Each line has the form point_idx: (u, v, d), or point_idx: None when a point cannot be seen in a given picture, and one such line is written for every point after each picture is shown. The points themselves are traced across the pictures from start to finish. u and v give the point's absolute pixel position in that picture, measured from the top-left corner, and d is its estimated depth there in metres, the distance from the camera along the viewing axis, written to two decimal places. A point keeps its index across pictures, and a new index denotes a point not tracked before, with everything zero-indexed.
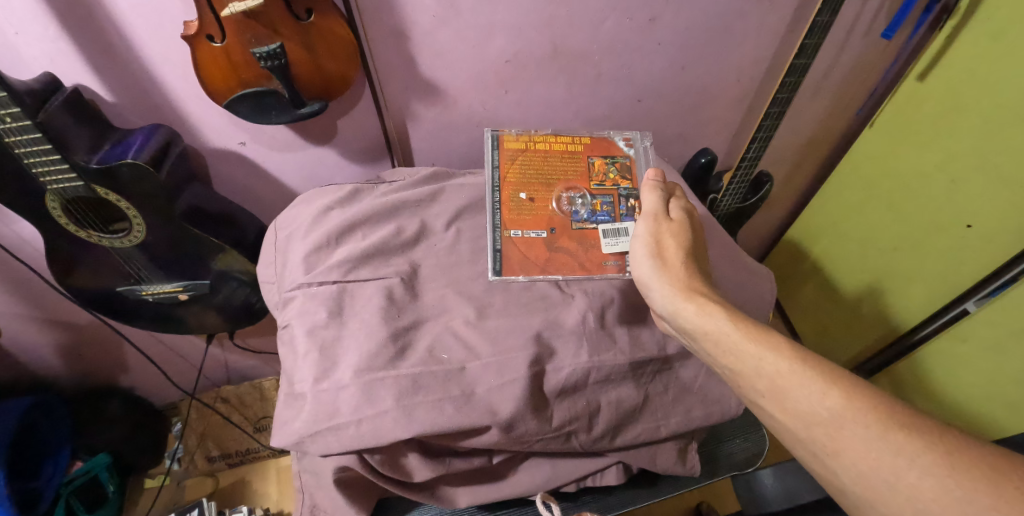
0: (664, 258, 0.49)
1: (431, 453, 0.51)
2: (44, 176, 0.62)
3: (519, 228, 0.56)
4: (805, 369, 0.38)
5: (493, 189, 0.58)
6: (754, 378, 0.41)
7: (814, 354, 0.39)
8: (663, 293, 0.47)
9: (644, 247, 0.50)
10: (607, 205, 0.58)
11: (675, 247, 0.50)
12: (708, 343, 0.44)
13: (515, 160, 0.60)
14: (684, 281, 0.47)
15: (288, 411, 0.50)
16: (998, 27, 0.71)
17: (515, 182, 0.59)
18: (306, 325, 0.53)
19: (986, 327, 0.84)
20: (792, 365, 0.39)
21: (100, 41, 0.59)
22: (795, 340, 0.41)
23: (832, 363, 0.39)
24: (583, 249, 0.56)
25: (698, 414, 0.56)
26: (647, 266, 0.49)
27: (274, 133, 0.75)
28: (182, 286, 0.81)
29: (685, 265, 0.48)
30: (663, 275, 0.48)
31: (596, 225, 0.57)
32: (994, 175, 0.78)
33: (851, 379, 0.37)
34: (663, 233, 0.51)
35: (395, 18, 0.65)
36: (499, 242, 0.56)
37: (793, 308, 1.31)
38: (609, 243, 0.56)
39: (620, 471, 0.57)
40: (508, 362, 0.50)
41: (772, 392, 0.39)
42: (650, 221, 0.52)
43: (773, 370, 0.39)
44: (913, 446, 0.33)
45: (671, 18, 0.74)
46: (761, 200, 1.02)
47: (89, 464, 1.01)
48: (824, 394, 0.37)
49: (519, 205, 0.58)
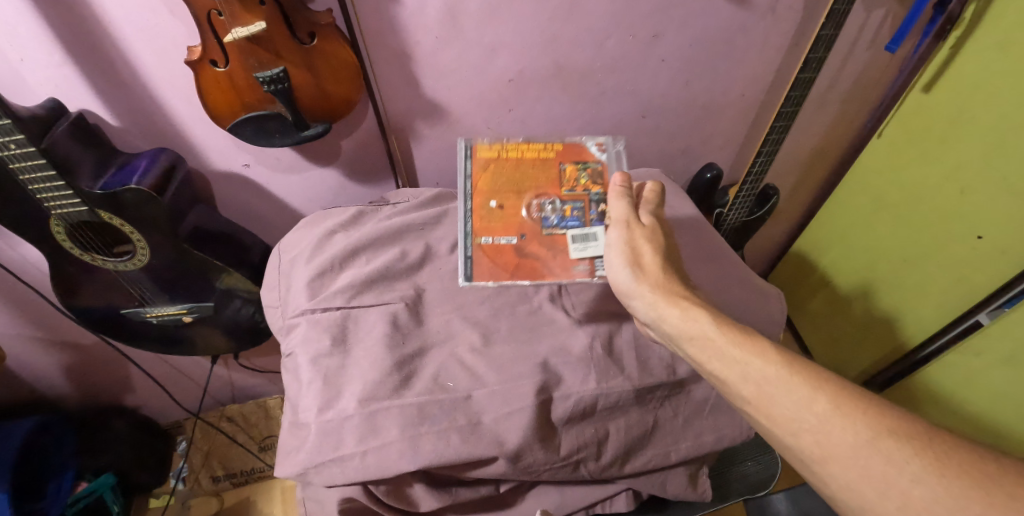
0: (642, 265, 0.48)
1: (436, 482, 0.50)
2: (48, 201, 0.62)
3: (489, 235, 0.56)
4: (793, 375, 0.38)
5: (464, 197, 0.58)
6: (740, 385, 0.40)
7: (800, 358, 0.39)
8: (646, 302, 0.46)
9: (620, 255, 0.49)
10: (574, 211, 0.57)
11: (652, 252, 0.48)
12: (695, 349, 0.43)
13: (487, 168, 0.60)
14: (665, 287, 0.46)
15: (293, 440, 0.49)
16: (1006, 36, 0.70)
17: (486, 190, 0.58)
18: (310, 354, 0.52)
19: (1000, 341, 0.82)
20: (778, 371, 0.38)
21: (106, 67, 0.59)
22: (781, 345, 0.40)
23: (822, 368, 0.38)
24: (552, 255, 0.55)
25: (710, 438, 0.54)
26: (626, 275, 0.48)
27: (278, 155, 0.75)
28: (186, 308, 0.80)
29: (664, 271, 0.47)
30: (644, 284, 0.47)
31: (565, 230, 0.56)
32: (1003, 186, 0.76)
33: (841, 385, 0.37)
34: (637, 240, 0.49)
35: (398, 39, 0.65)
36: (468, 248, 0.55)
37: (803, 320, 1.29)
38: (579, 247, 0.55)
39: (629, 497, 0.55)
40: (516, 391, 0.49)
41: (759, 400, 0.38)
42: (622, 228, 0.50)
43: (759, 376, 0.39)
44: (902, 453, 0.33)
45: (675, 34, 0.74)
46: (768, 213, 1.00)
47: (94, 484, 1.00)
48: (811, 401, 0.36)
49: (490, 212, 0.57)
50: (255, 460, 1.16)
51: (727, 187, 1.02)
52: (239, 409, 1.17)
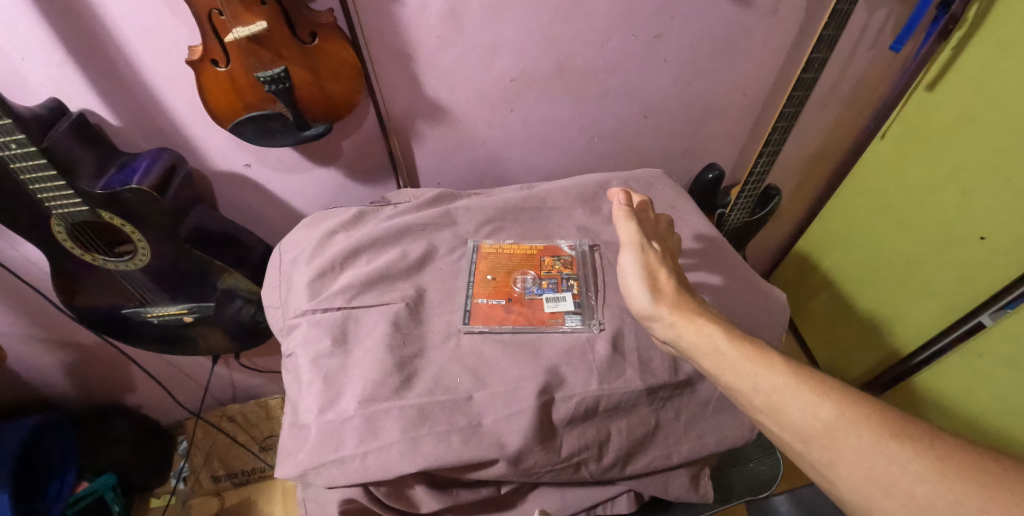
0: (659, 289, 0.49)
1: (437, 484, 0.49)
2: (49, 201, 0.62)
3: (485, 296, 0.59)
4: (800, 384, 0.39)
5: (470, 262, 0.63)
6: (752, 395, 0.41)
7: (805, 367, 0.41)
8: (664, 323, 0.47)
9: (638, 280, 0.49)
10: (550, 281, 0.62)
11: (667, 276, 0.50)
12: (711, 365, 0.44)
13: (490, 250, 0.65)
14: (682, 307, 0.47)
15: (293, 441, 0.49)
16: (1008, 37, 0.70)
17: (485, 264, 0.63)
18: (310, 355, 0.52)
19: (1002, 342, 0.81)
20: (786, 380, 0.40)
21: (108, 67, 0.59)
22: (788, 355, 0.42)
23: (826, 375, 0.40)
24: (530, 310, 0.59)
25: (711, 440, 0.54)
26: (645, 298, 0.49)
27: (280, 156, 0.75)
28: (187, 308, 0.80)
29: (680, 292, 0.49)
30: (662, 305, 0.48)
31: (541, 296, 0.60)
32: (1006, 187, 0.76)
33: (844, 390, 0.38)
34: (652, 263, 0.51)
35: (400, 39, 0.66)
36: (467, 303, 0.58)
37: (805, 322, 1.28)
38: (551, 304, 0.59)
39: (631, 499, 0.55)
40: (517, 392, 0.49)
41: (768, 408, 0.40)
42: (637, 253, 0.51)
43: (769, 386, 0.40)
44: (904, 453, 0.34)
45: (676, 34, 0.75)
46: (770, 214, 1.00)
47: (94, 484, 1.00)
48: (817, 407, 0.38)
49: (486, 280, 0.61)
50: (256, 460, 1.16)
51: (729, 188, 1.01)
52: (240, 409, 1.17)
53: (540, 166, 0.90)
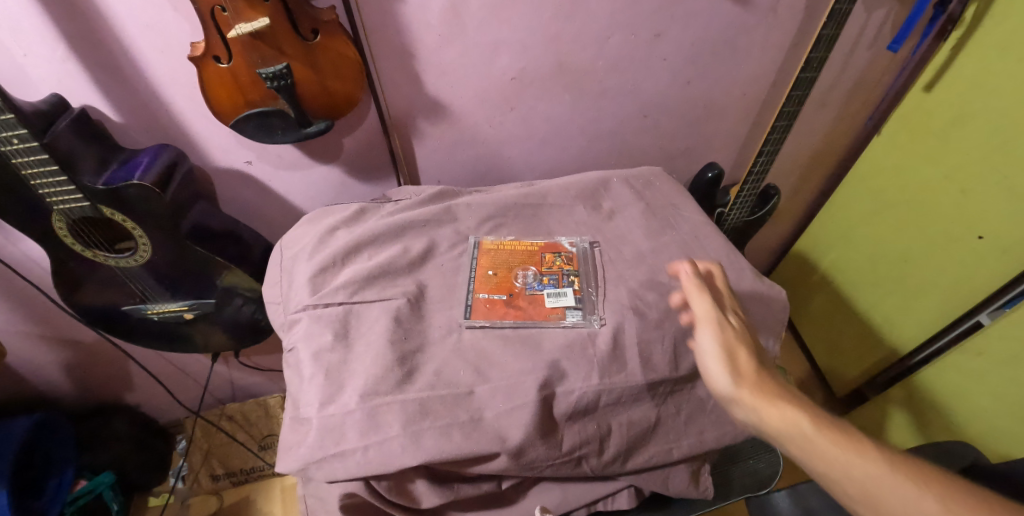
0: (740, 372, 0.44)
1: (438, 479, 0.50)
2: (49, 196, 0.61)
3: (486, 291, 0.60)
4: (901, 475, 0.36)
5: (471, 258, 0.63)
6: (849, 488, 0.37)
7: (907, 458, 0.37)
8: (749, 411, 0.42)
9: (718, 362, 0.44)
10: (551, 277, 0.62)
11: (750, 358, 0.45)
12: (805, 460, 0.39)
13: (493, 249, 0.65)
14: (769, 393, 0.42)
15: (295, 435, 0.49)
16: (1005, 38, 0.71)
17: (487, 261, 0.63)
18: (312, 349, 0.52)
19: (1000, 340, 0.81)
20: (887, 472, 0.36)
21: (110, 63, 0.60)
22: (887, 445, 0.38)
23: (931, 467, 0.36)
24: (530, 306, 0.59)
25: (711, 436, 0.54)
26: (726, 383, 0.43)
27: (281, 153, 0.76)
28: (187, 305, 0.79)
29: (764, 376, 0.44)
30: (746, 392, 0.42)
31: (542, 291, 0.60)
32: (1004, 186, 0.76)
33: (952, 484, 0.35)
34: (732, 342, 0.46)
35: (402, 36, 0.66)
36: (468, 299, 0.58)
37: (805, 322, 1.28)
38: (552, 299, 0.59)
39: (631, 495, 0.55)
40: (518, 386, 0.49)
41: (869, 503, 0.36)
42: (714, 330, 0.46)
43: (867, 479, 0.36)
44: None
45: (676, 33, 0.75)
46: (769, 213, 1.00)
47: (91, 483, 0.99)
48: (923, 503, 0.34)
49: (488, 276, 0.62)
50: (254, 459, 1.15)
51: (729, 187, 1.02)
52: (239, 407, 1.16)
53: (541, 164, 0.90)
